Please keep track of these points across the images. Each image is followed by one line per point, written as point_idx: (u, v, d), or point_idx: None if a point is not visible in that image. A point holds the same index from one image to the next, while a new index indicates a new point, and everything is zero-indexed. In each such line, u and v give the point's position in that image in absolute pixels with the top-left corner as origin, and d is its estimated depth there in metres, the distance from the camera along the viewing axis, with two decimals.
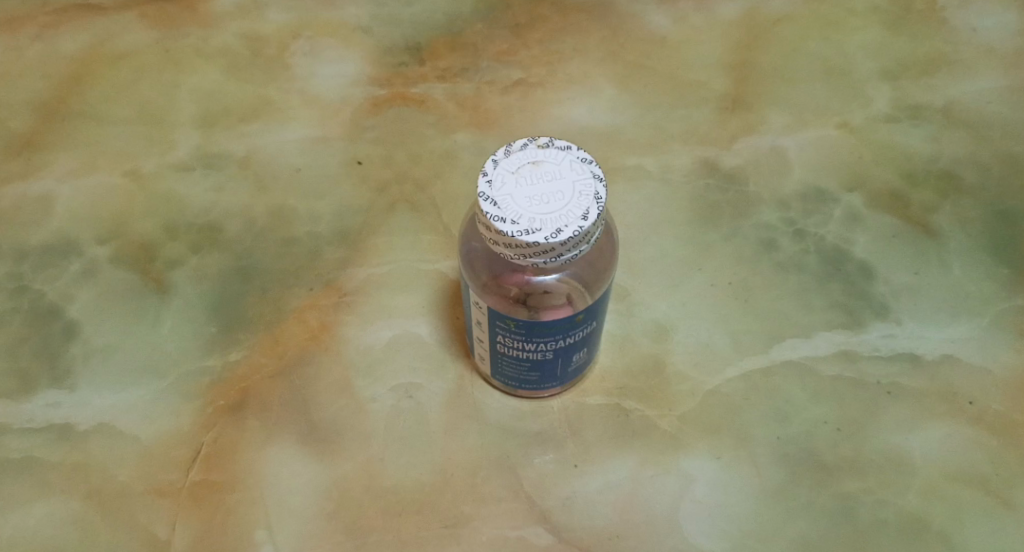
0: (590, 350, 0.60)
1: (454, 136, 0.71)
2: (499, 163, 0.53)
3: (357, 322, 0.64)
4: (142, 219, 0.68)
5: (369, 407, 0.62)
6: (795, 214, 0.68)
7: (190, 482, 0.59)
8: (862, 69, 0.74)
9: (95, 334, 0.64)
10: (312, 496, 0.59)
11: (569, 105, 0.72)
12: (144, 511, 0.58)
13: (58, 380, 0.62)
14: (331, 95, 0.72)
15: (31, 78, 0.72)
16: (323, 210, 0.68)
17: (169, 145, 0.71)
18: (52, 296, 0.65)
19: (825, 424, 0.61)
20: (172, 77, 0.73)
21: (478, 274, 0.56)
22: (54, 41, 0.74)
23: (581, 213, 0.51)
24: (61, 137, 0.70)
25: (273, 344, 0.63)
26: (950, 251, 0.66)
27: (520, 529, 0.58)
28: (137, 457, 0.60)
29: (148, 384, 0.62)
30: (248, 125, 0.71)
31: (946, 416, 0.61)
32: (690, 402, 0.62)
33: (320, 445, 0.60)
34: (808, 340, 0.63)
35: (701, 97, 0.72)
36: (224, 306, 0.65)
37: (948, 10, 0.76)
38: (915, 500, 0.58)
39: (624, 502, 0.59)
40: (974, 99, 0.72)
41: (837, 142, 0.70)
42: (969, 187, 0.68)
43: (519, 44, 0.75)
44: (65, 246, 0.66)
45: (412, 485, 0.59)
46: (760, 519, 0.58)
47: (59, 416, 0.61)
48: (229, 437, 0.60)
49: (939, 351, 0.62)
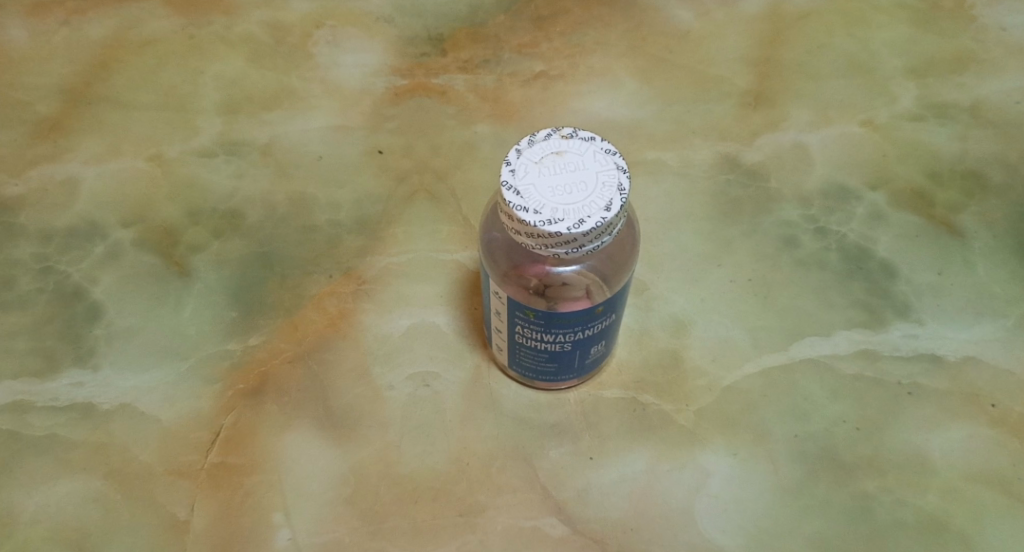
0: (608, 343, 0.60)
1: (475, 127, 0.71)
2: (522, 153, 0.53)
3: (377, 311, 0.65)
4: (166, 204, 0.68)
5: (387, 394, 0.62)
6: (816, 211, 0.67)
7: (209, 464, 0.60)
8: (887, 66, 0.73)
9: (119, 316, 0.64)
10: (328, 481, 0.59)
11: (590, 98, 0.72)
12: (162, 492, 0.59)
13: (81, 359, 0.63)
14: (353, 84, 0.73)
15: (59, 63, 0.74)
16: (344, 198, 0.69)
17: (193, 131, 0.72)
18: (77, 278, 0.66)
19: (843, 422, 0.60)
20: (197, 64, 0.74)
21: (498, 264, 0.56)
22: (84, 28, 0.75)
23: (604, 204, 0.51)
24: (87, 121, 0.71)
25: (292, 330, 0.64)
26: (975, 251, 0.65)
27: (535, 520, 0.58)
28: (156, 438, 0.60)
29: (169, 366, 0.63)
30: (270, 113, 0.72)
31: (967, 417, 0.60)
32: (707, 398, 0.61)
33: (338, 431, 0.61)
34: (829, 338, 0.63)
35: (723, 92, 0.72)
36: (245, 291, 0.65)
37: (977, 8, 0.75)
38: (935, 500, 0.58)
39: (639, 495, 0.58)
40: (1002, 97, 0.71)
41: (860, 139, 0.70)
42: (995, 187, 0.68)
43: (541, 37, 0.75)
44: (90, 229, 0.67)
45: (427, 473, 0.59)
46: (777, 516, 0.58)
47: (82, 395, 0.62)
48: (247, 421, 0.61)
49: (962, 351, 0.62)
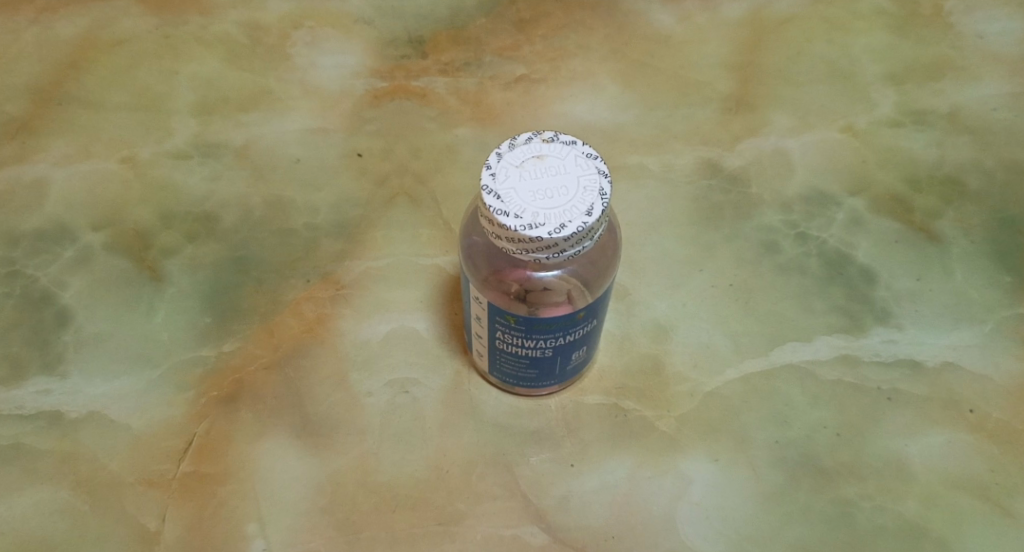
0: (590, 349, 0.59)
1: (456, 130, 0.70)
2: (502, 157, 0.52)
3: (354, 316, 0.64)
4: (138, 207, 0.67)
5: (364, 401, 0.61)
6: (797, 216, 0.67)
7: (181, 474, 0.58)
8: (866, 72, 0.73)
9: (88, 322, 0.63)
10: (303, 491, 0.58)
11: (572, 102, 0.72)
12: (132, 502, 0.57)
13: (49, 367, 0.61)
14: (332, 86, 0.72)
15: (29, 62, 0.72)
16: (322, 201, 0.68)
17: (166, 132, 0.70)
18: (45, 282, 0.64)
19: (824, 428, 0.60)
20: (171, 64, 0.73)
21: (479, 269, 0.55)
22: (54, 26, 0.74)
23: (585, 209, 0.50)
24: (57, 121, 0.70)
25: (268, 336, 0.63)
26: (953, 257, 0.66)
27: (514, 528, 0.57)
28: (126, 447, 0.59)
29: (140, 373, 0.61)
30: (247, 114, 0.71)
31: (946, 422, 0.60)
32: (688, 404, 0.61)
33: (314, 439, 0.60)
34: (809, 344, 0.63)
35: (705, 97, 0.72)
36: (219, 296, 0.64)
37: (954, 16, 0.76)
38: (915, 506, 0.58)
39: (620, 502, 0.58)
40: (979, 104, 0.72)
41: (840, 145, 0.70)
42: (973, 193, 0.68)
43: (522, 40, 0.75)
44: (59, 232, 0.66)
45: (406, 481, 0.58)
46: (758, 523, 0.57)
47: (50, 403, 0.60)
48: (221, 428, 0.60)
49: (940, 357, 0.62)
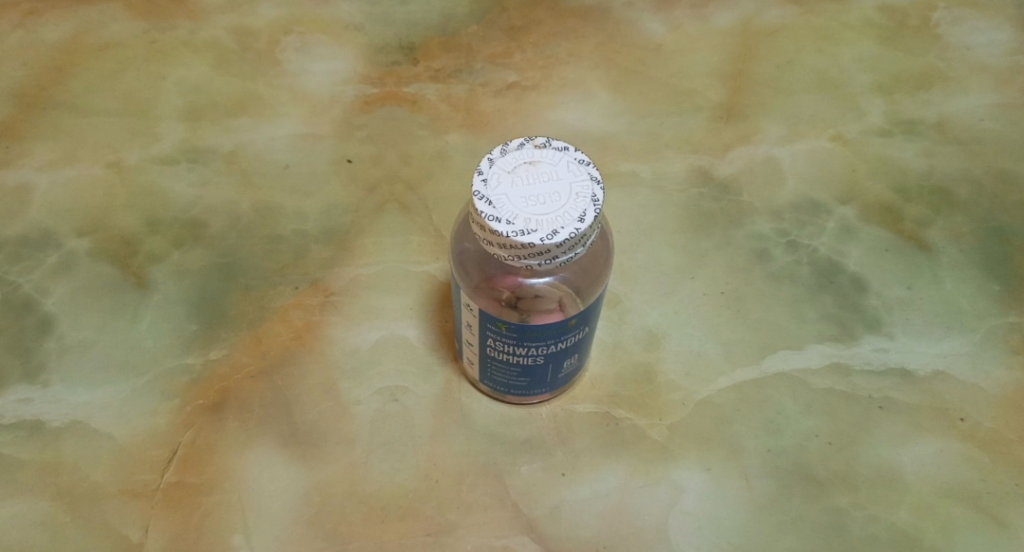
0: (581, 357, 0.59)
1: (447, 137, 0.70)
2: (494, 163, 0.52)
3: (344, 324, 0.63)
4: (124, 213, 0.66)
5: (353, 410, 0.60)
6: (788, 224, 0.67)
7: (165, 484, 0.57)
8: (856, 82, 0.74)
9: (72, 329, 0.62)
10: (291, 501, 0.57)
11: (563, 110, 0.72)
12: (114, 513, 0.56)
13: (30, 375, 0.60)
14: (323, 92, 0.72)
15: (13, 65, 0.71)
16: (311, 208, 0.67)
17: (153, 138, 0.69)
18: (27, 289, 0.63)
19: (816, 437, 0.60)
20: (159, 69, 0.72)
21: (470, 275, 0.55)
22: (40, 30, 0.73)
23: (578, 215, 0.50)
24: (42, 126, 0.69)
25: (256, 343, 0.62)
26: (943, 266, 0.66)
27: (505, 538, 0.56)
28: (110, 457, 0.58)
29: (125, 381, 0.60)
30: (236, 119, 0.70)
31: (937, 432, 0.60)
32: (680, 412, 0.61)
33: (302, 448, 0.59)
34: (801, 352, 0.63)
35: (696, 105, 0.72)
36: (206, 303, 0.63)
37: (942, 27, 0.77)
38: (907, 516, 0.57)
39: (612, 512, 0.57)
40: (968, 114, 0.72)
41: (830, 154, 0.70)
42: (962, 203, 0.68)
43: (514, 47, 0.75)
44: (43, 238, 0.65)
45: (395, 491, 0.58)
46: (751, 532, 0.57)
47: (31, 412, 0.59)
48: (206, 437, 0.59)
49: (932, 366, 0.62)
